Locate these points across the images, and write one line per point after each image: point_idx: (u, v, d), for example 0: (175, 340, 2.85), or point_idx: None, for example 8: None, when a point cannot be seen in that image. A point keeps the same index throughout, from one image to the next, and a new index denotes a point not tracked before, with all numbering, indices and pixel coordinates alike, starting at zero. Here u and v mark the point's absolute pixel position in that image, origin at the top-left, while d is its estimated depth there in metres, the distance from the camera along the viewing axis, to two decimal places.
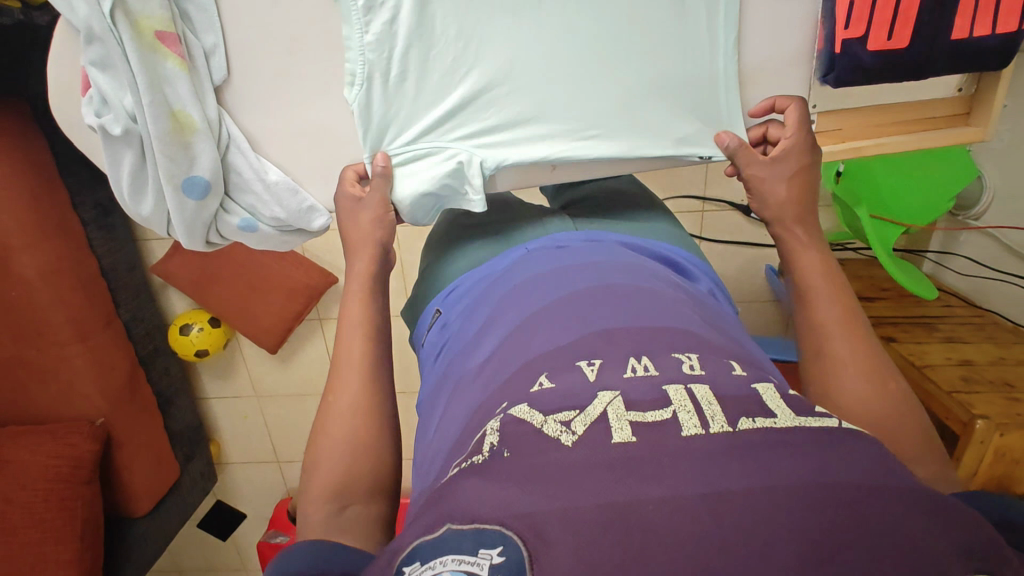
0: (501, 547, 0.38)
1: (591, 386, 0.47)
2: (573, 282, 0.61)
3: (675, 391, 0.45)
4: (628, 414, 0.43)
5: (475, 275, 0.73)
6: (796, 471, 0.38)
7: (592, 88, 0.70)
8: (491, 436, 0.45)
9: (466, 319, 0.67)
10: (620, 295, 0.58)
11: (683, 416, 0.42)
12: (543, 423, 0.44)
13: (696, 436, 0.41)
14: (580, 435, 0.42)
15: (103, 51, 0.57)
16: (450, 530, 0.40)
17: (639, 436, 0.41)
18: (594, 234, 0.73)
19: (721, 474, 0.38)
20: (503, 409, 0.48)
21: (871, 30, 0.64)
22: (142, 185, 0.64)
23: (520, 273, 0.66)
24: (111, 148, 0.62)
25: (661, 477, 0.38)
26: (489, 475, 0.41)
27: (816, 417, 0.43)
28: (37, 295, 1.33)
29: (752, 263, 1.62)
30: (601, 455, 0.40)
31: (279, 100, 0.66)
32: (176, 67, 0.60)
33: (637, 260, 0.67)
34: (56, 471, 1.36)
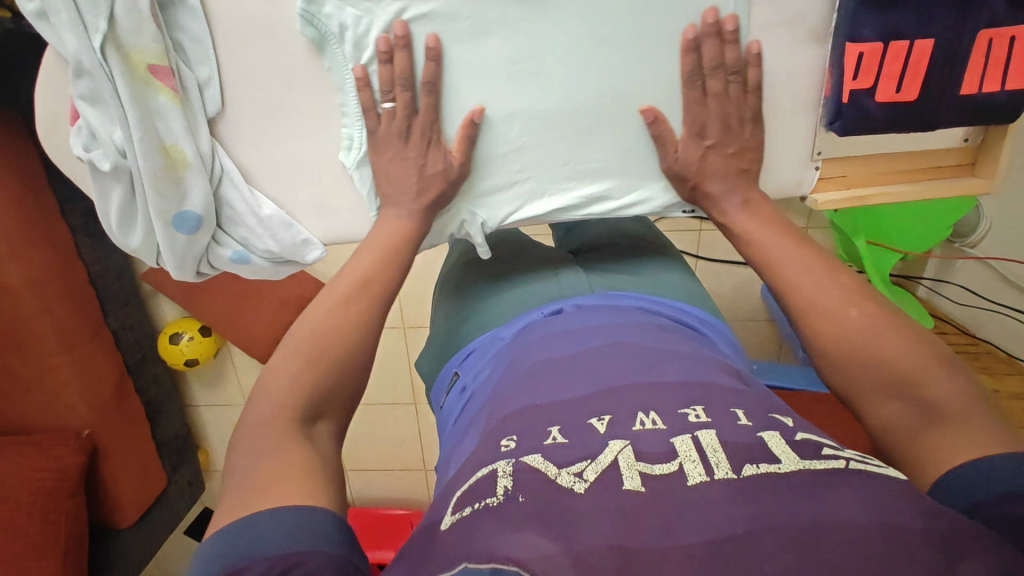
0: None
1: (600, 437, 0.46)
2: (585, 349, 0.60)
3: (682, 441, 0.44)
4: (638, 463, 0.43)
5: (490, 338, 0.71)
6: (794, 513, 0.37)
7: (595, 144, 0.66)
8: (504, 480, 0.44)
9: (482, 386, 0.65)
10: (633, 357, 0.57)
11: (689, 466, 0.42)
12: (557, 474, 0.43)
13: (701, 484, 0.41)
14: (592, 483, 0.42)
15: (92, 85, 0.55)
16: (466, 567, 0.38)
17: (647, 487, 0.41)
18: (610, 295, 0.71)
19: (725, 518, 0.37)
20: (511, 455, 0.46)
21: (879, 82, 0.61)
22: (132, 217, 0.62)
23: (535, 336, 0.64)
24: (100, 182, 0.60)
25: (668, 527, 0.38)
26: (503, 517, 0.40)
27: (819, 460, 0.42)
28: (24, 306, 1.31)
29: (748, 283, 1.62)
30: (611, 500, 0.40)
31: (273, 133, 0.64)
32: (169, 100, 0.58)
33: (649, 318, 0.66)
34: (40, 485, 1.34)
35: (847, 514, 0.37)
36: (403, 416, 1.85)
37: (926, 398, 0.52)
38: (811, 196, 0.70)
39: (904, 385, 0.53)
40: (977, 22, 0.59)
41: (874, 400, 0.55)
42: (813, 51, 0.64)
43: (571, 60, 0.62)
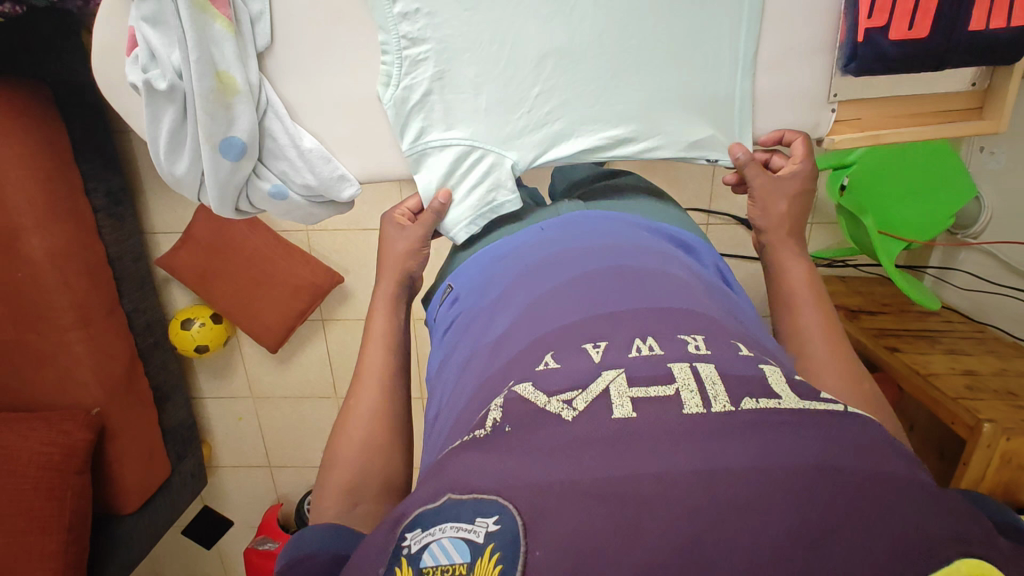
0: (497, 516, 0.38)
1: (593, 365, 0.47)
2: (587, 262, 0.61)
3: (680, 368, 0.45)
4: (630, 390, 0.43)
5: (482, 254, 0.71)
6: (796, 452, 0.38)
7: (621, 87, 0.70)
8: (494, 413, 0.46)
9: (478, 291, 0.67)
10: (632, 277, 0.57)
11: (686, 394, 0.42)
12: (547, 403, 0.44)
13: (697, 414, 0.41)
14: (581, 412, 0.42)
15: (156, 8, 0.59)
16: (450, 499, 0.41)
17: (639, 412, 0.42)
18: (611, 215, 0.72)
19: (720, 453, 0.38)
20: (508, 389, 0.48)
21: (893, 20, 0.65)
22: (179, 144, 0.65)
23: (533, 251, 0.66)
24: (153, 104, 0.63)
25: (659, 450, 0.39)
26: (490, 449, 0.42)
27: (821, 402, 0.43)
28: (43, 279, 1.33)
29: (754, 277, 1.64)
30: (599, 430, 0.41)
31: (320, 69, 0.67)
32: (223, 28, 0.61)
33: (647, 241, 0.67)
34: (48, 459, 1.33)
35: (846, 458, 0.38)
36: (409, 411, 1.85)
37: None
38: (828, 137, 0.74)
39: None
40: None
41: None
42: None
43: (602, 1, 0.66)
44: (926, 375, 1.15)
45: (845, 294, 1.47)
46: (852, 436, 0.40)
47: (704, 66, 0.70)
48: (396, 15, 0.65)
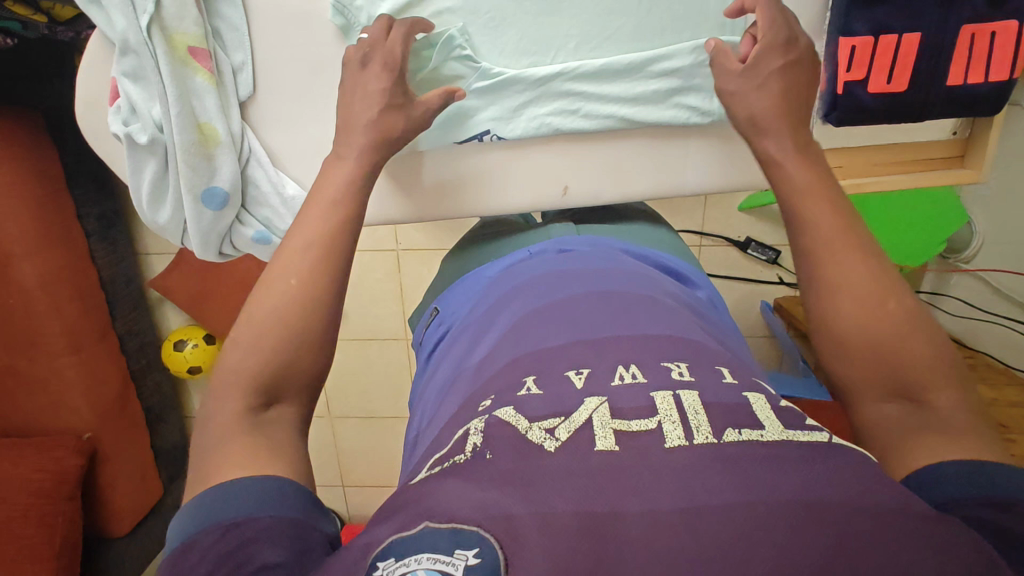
0: (478, 548, 0.37)
1: (576, 393, 0.47)
2: (570, 286, 0.62)
3: (661, 398, 0.45)
4: (613, 421, 0.43)
5: (474, 279, 0.76)
6: (780, 486, 0.37)
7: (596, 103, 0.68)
8: (476, 435, 0.45)
9: (465, 315, 0.70)
10: (615, 302, 0.58)
11: (668, 426, 0.42)
12: (529, 429, 0.44)
13: (678, 448, 0.40)
14: (564, 442, 0.42)
15: (136, 63, 0.59)
16: (427, 527, 0.39)
17: (621, 445, 0.41)
18: (597, 241, 0.74)
19: (703, 487, 0.37)
20: (487, 409, 0.48)
21: (871, 73, 0.64)
22: (162, 193, 0.65)
23: (519, 276, 0.68)
24: (135, 157, 0.63)
25: (640, 488, 0.37)
26: (470, 475, 0.41)
27: (806, 431, 0.43)
28: (34, 304, 1.33)
29: (747, 297, 1.65)
30: (579, 464, 0.40)
31: (299, 114, 0.66)
32: (205, 81, 0.62)
33: (634, 266, 0.68)
34: (38, 486, 1.33)
35: (821, 492, 0.37)
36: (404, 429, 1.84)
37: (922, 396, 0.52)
38: None
39: (908, 376, 0.52)
40: (960, 17, 0.62)
41: (871, 388, 0.54)
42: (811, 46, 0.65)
43: (581, 53, 0.67)
44: None
45: None
46: (835, 474, 0.39)
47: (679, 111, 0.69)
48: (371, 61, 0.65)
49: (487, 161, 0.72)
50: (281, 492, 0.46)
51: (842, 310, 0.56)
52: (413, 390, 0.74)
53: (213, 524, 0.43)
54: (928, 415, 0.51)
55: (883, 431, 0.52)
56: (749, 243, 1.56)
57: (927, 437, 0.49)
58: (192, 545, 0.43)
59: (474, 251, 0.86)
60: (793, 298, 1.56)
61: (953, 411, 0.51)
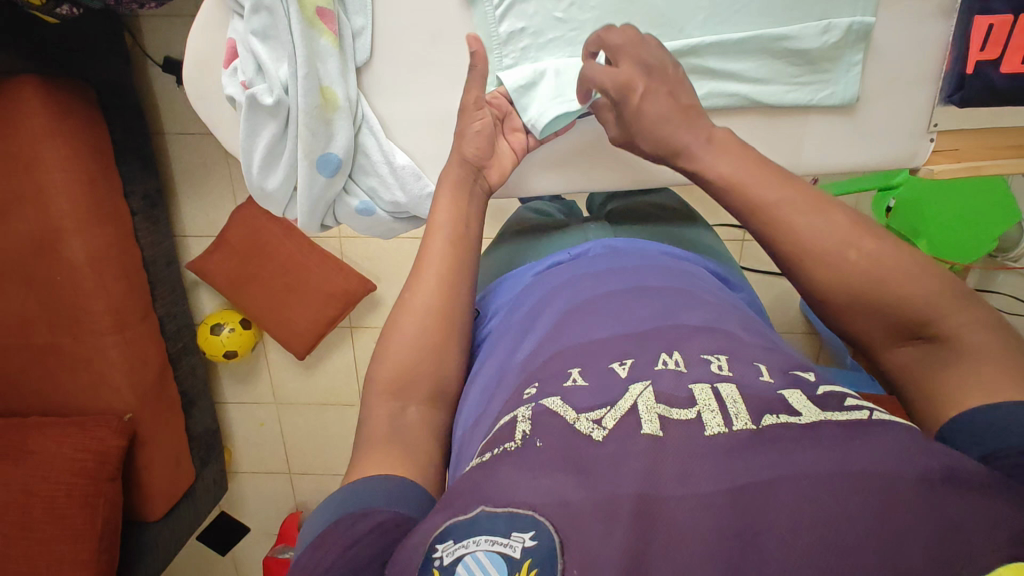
0: (533, 532, 0.36)
1: (621, 381, 0.45)
2: (613, 283, 0.60)
3: (699, 390, 0.42)
4: (658, 406, 0.41)
5: (510, 279, 0.73)
6: (808, 461, 0.35)
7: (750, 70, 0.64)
8: (524, 424, 0.42)
9: (506, 309, 0.68)
10: (660, 297, 0.56)
11: (707, 416, 0.40)
12: (575, 419, 0.42)
13: (719, 436, 0.38)
14: (611, 431, 0.40)
15: (268, 21, 0.58)
16: (483, 512, 0.38)
17: (668, 431, 0.39)
18: (638, 243, 0.72)
19: (744, 468, 0.35)
20: (532, 399, 0.46)
21: (1005, 53, 0.61)
22: (276, 157, 0.64)
23: (561, 275, 0.65)
24: (253, 119, 0.61)
25: (684, 475, 0.36)
26: (521, 463, 0.39)
27: (843, 411, 0.40)
28: (82, 282, 1.30)
29: (787, 294, 1.67)
30: (629, 447, 0.38)
31: (417, 83, 0.66)
32: (329, 43, 0.60)
33: (678, 267, 0.66)
34: (82, 466, 1.31)
35: (959, 468, 0.35)
36: None
37: (937, 335, 0.47)
38: (924, 167, 0.68)
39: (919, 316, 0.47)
40: None
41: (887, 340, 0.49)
42: (937, 25, 0.62)
43: (709, 25, 0.63)
44: None
45: None
46: (889, 440, 0.36)
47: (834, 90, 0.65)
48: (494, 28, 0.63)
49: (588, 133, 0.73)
50: (392, 488, 0.45)
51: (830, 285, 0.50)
52: None
53: (344, 512, 0.43)
54: (955, 353, 0.46)
55: (911, 383, 0.48)
56: None
57: (958, 380, 0.45)
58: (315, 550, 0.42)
59: (510, 246, 0.84)
60: None
61: (982, 336, 0.45)
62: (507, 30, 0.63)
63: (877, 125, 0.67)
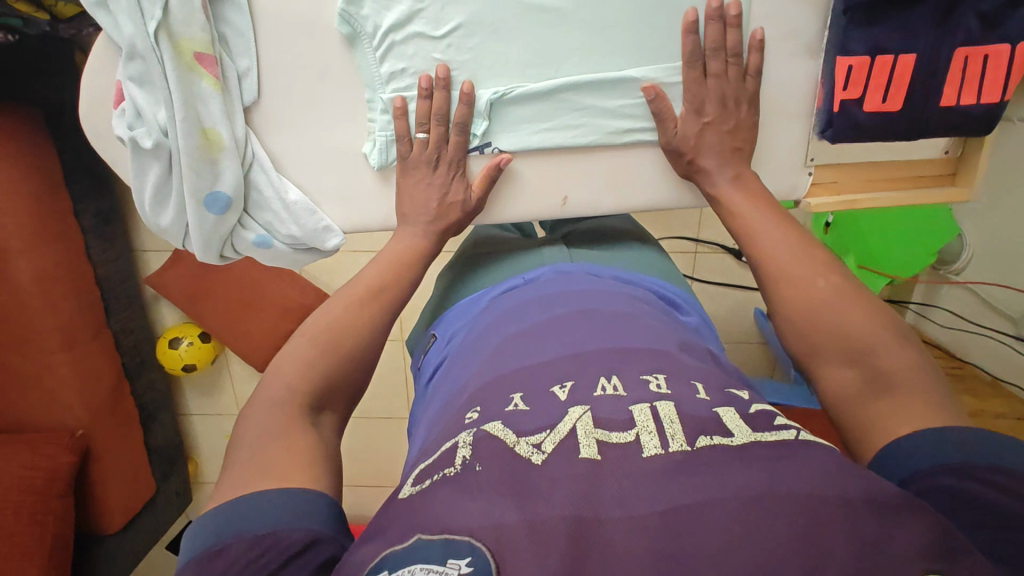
0: (470, 558, 0.36)
1: (560, 404, 0.47)
2: (561, 306, 0.63)
3: (639, 411, 0.45)
4: (595, 431, 0.43)
5: (467, 305, 0.76)
6: (741, 482, 0.38)
7: (628, 106, 0.67)
8: (464, 449, 0.44)
9: (463, 339, 0.68)
10: (601, 320, 0.59)
11: (645, 438, 0.42)
12: (516, 443, 0.43)
13: (656, 456, 0.41)
14: (550, 454, 0.42)
15: (143, 68, 0.59)
16: (420, 539, 0.39)
17: (604, 454, 0.41)
18: (588, 267, 0.75)
19: (679, 490, 0.37)
20: (475, 425, 0.48)
21: (867, 92, 0.66)
22: (165, 196, 0.66)
23: (515, 300, 0.69)
24: (139, 160, 0.63)
25: (621, 496, 0.38)
26: (460, 487, 0.41)
27: (772, 431, 0.43)
28: (30, 301, 1.32)
29: (741, 304, 1.69)
30: (568, 470, 0.40)
31: (311, 122, 0.68)
32: (210, 86, 0.62)
33: (630, 289, 0.70)
34: (31, 483, 1.33)
35: (864, 489, 0.38)
36: (398, 431, 1.85)
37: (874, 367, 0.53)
38: (804, 200, 0.74)
39: (856, 350, 0.54)
40: (953, 40, 0.63)
41: (827, 364, 0.56)
42: (807, 63, 0.68)
43: (587, 63, 0.65)
44: None
45: None
46: (819, 460, 0.40)
47: None
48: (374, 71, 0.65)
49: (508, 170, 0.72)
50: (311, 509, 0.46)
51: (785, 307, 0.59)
52: (411, 424, 0.72)
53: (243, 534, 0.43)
54: (884, 387, 0.52)
55: (843, 408, 0.54)
56: None
57: (887, 412, 0.51)
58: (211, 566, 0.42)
59: (474, 264, 0.86)
60: None
61: (910, 372, 0.52)
62: (388, 71, 0.64)
63: (774, 157, 0.72)
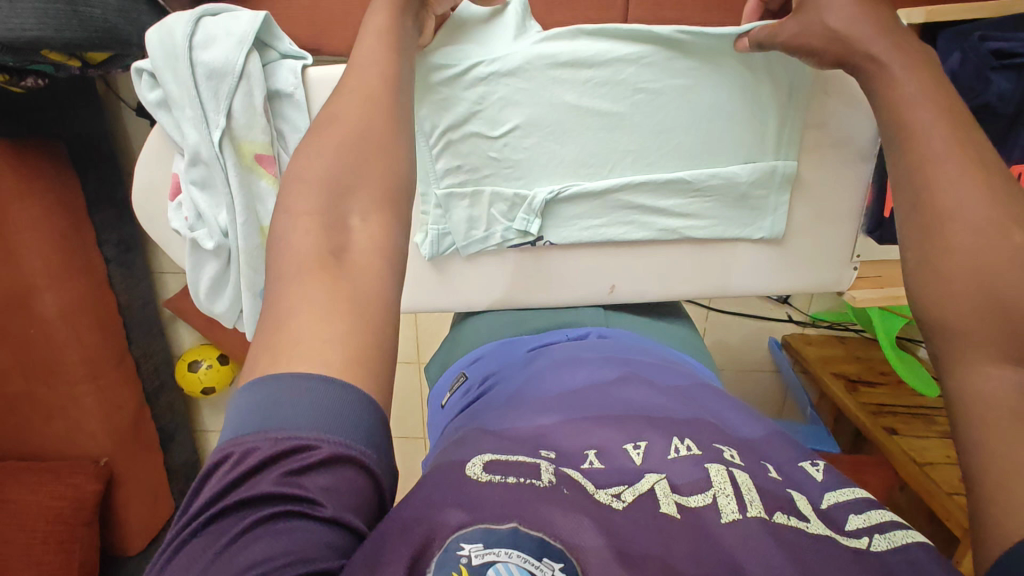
0: (563, 564, 0.38)
1: (636, 468, 0.47)
2: (611, 368, 0.64)
3: (716, 470, 0.46)
4: (674, 494, 0.44)
5: (497, 352, 0.75)
6: (824, 571, 0.38)
7: (678, 203, 0.77)
8: (549, 472, 0.45)
9: (505, 381, 0.67)
10: (661, 390, 0.60)
11: (722, 500, 0.43)
12: (596, 490, 0.44)
13: (735, 522, 0.42)
14: (630, 503, 0.43)
15: (204, 174, 0.68)
16: (517, 529, 0.39)
17: (683, 514, 0.42)
18: (631, 335, 0.75)
19: (756, 565, 0.38)
20: (552, 459, 0.47)
21: None
22: (221, 286, 0.74)
23: (560, 352, 0.70)
24: (199, 257, 0.72)
25: (700, 557, 0.39)
26: (554, 500, 0.41)
27: (847, 537, 0.42)
28: (55, 334, 1.33)
29: (757, 334, 1.70)
30: (650, 520, 0.41)
31: None
32: (268, 183, 0.70)
33: (674, 361, 0.70)
34: (58, 513, 1.35)
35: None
36: (415, 450, 1.87)
37: None
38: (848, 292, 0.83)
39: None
40: None
41: (982, 358, 0.46)
42: (857, 166, 0.76)
43: (638, 165, 0.75)
44: (924, 465, 1.20)
45: (846, 362, 1.54)
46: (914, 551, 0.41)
47: (746, 221, 0.78)
48: (445, 164, 0.74)
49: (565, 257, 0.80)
50: (327, 408, 0.39)
51: (945, 309, 0.49)
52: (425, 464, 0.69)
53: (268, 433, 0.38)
54: None
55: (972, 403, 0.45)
56: None
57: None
58: (231, 557, 0.33)
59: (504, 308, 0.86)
60: (801, 336, 1.64)
61: None
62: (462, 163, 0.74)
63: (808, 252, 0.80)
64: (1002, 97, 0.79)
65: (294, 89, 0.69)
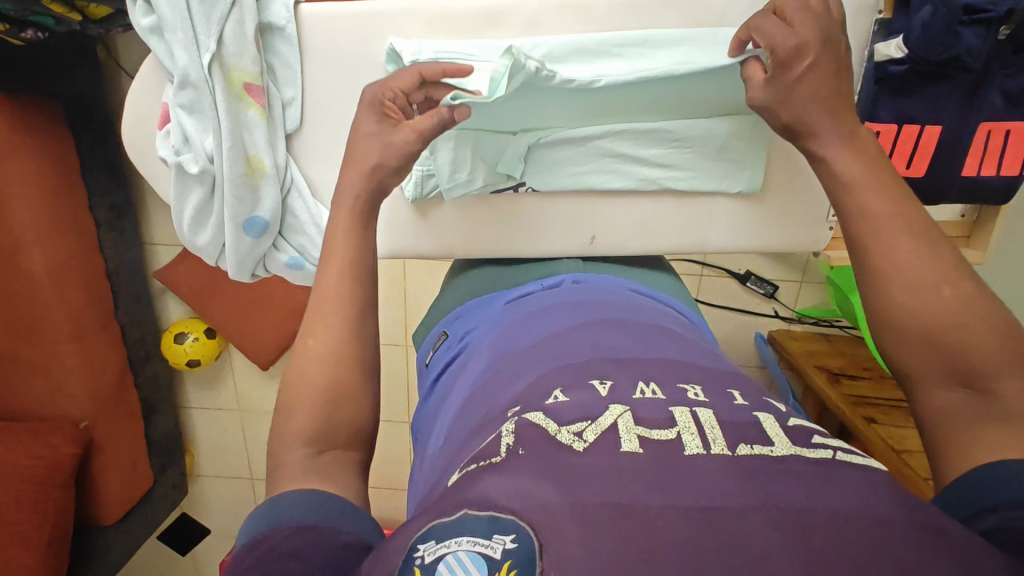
0: (515, 535, 0.37)
1: (602, 399, 0.47)
2: (583, 313, 0.65)
3: (681, 412, 0.45)
4: (637, 427, 0.43)
5: (480, 307, 0.77)
6: (785, 495, 0.38)
7: (657, 155, 0.79)
8: (507, 437, 0.44)
9: (480, 337, 0.69)
10: (628, 329, 0.61)
11: (687, 437, 0.42)
12: (557, 432, 0.43)
13: (699, 455, 0.41)
14: (591, 444, 0.42)
15: (194, 98, 0.72)
16: (468, 514, 0.39)
17: (645, 449, 0.41)
18: (608, 278, 0.77)
19: (719, 492, 0.38)
20: (516, 414, 0.47)
21: None
22: (204, 217, 0.78)
23: (537, 301, 0.70)
24: (185, 183, 0.76)
25: (664, 486, 0.38)
26: (506, 470, 0.40)
27: (812, 448, 0.43)
28: (41, 291, 1.33)
29: (745, 328, 1.71)
30: (609, 462, 0.40)
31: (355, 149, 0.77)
32: (256, 114, 0.74)
33: (650, 305, 0.71)
34: (32, 473, 1.34)
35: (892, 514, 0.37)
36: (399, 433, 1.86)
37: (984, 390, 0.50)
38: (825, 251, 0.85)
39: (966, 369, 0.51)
40: None
41: (932, 384, 0.53)
42: None
43: (617, 116, 0.78)
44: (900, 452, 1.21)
45: (830, 356, 1.55)
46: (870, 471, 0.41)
47: (723, 177, 0.80)
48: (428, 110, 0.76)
49: (547, 207, 0.83)
50: (326, 505, 0.49)
51: (901, 350, 0.55)
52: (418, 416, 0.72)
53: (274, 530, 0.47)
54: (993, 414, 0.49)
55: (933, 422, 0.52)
56: (749, 276, 1.63)
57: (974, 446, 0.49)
58: None
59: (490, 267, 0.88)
60: (787, 332, 1.65)
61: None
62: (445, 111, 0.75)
63: (785, 210, 0.82)
64: (970, 53, 0.84)
65: (285, 23, 0.73)
